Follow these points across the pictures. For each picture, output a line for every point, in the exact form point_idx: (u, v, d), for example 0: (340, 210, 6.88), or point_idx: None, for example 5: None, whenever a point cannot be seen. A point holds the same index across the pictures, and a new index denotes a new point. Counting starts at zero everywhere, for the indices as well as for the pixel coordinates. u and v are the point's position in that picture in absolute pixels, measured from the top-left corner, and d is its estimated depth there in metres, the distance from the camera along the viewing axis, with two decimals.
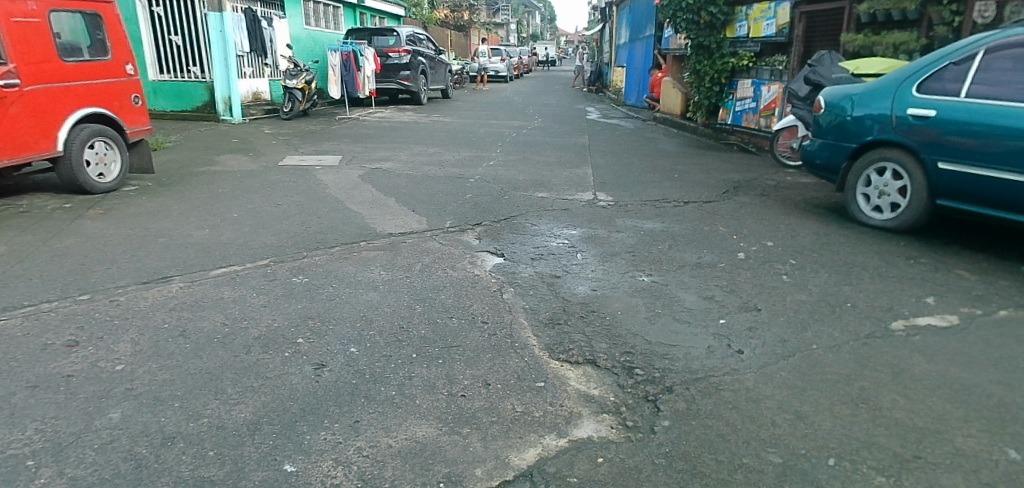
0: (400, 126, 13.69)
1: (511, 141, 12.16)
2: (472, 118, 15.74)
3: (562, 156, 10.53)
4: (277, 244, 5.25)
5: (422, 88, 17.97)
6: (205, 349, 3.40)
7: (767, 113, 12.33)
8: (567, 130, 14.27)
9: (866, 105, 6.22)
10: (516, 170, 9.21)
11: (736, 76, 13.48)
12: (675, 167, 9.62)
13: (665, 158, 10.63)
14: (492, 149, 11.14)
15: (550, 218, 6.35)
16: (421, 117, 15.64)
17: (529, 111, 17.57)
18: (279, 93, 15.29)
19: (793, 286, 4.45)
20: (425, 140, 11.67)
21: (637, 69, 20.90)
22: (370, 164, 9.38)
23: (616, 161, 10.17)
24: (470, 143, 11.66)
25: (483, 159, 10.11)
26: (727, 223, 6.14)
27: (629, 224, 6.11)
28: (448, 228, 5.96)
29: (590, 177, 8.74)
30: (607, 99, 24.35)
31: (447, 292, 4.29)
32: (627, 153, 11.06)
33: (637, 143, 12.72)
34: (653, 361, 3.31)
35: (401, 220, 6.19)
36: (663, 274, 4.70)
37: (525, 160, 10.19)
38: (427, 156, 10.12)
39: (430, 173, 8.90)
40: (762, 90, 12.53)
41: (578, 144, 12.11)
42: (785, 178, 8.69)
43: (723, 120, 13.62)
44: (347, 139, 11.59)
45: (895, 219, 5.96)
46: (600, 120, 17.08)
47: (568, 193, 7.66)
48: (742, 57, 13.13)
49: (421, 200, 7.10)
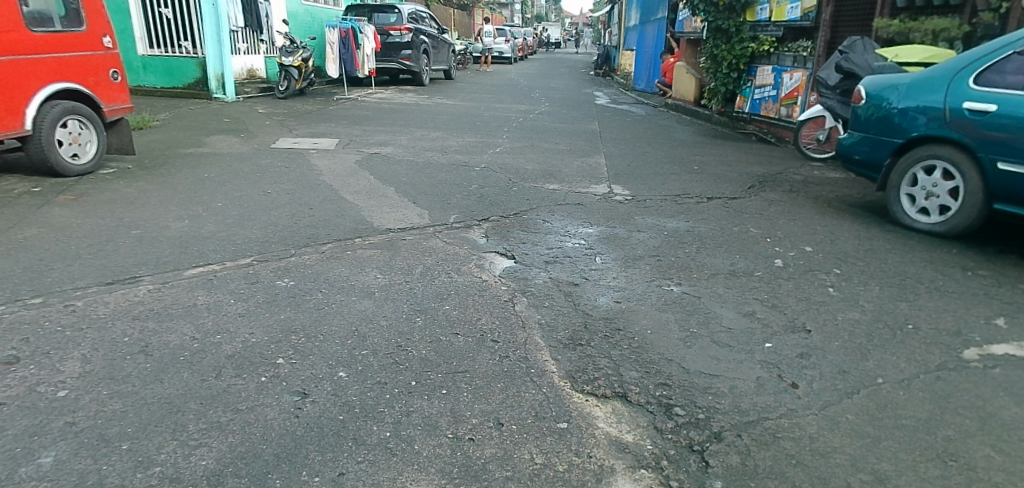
0: (401, 108, 13.13)
1: (518, 126, 11.59)
2: (476, 101, 15.15)
3: (573, 144, 10.00)
4: (263, 238, 4.74)
5: (425, 68, 17.35)
6: (168, 370, 2.86)
7: (789, 102, 11.81)
8: (576, 116, 13.68)
9: (914, 97, 5.68)
10: (524, 159, 8.69)
11: (756, 63, 12.89)
12: (692, 158, 9.09)
13: (681, 148, 10.09)
14: (498, 134, 10.60)
15: (563, 214, 5.83)
16: (423, 99, 15.07)
17: (536, 95, 16.96)
18: (275, 70, 14.72)
19: (843, 303, 3.96)
20: (427, 124, 11.13)
21: (648, 53, 20.26)
22: (368, 149, 8.86)
23: (630, 150, 9.64)
24: (475, 128, 11.11)
25: (489, 145, 9.58)
26: (758, 224, 5.63)
27: (651, 224, 5.60)
28: (452, 223, 5.46)
29: (604, 168, 8.21)
30: (614, 85, 23.70)
31: (453, 301, 3.79)
32: (641, 142, 10.51)
33: (649, 131, 12.16)
34: (694, 398, 2.81)
35: (400, 213, 5.69)
36: (694, 284, 4.20)
37: (534, 147, 9.65)
38: (429, 142, 9.60)
39: (433, 160, 8.38)
40: (784, 78, 11.98)
41: (588, 131, 11.55)
42: (812, 173, 8.17)
43: (740, 108, 13.14)
44: (345, 120, 11.04)
45: (944, 223, 5.47)
46: (609, 105, 16.50)
47: (581, 185, 7.14)
48: (763, 42, 12.54)
49: (423, 191, 6.59)
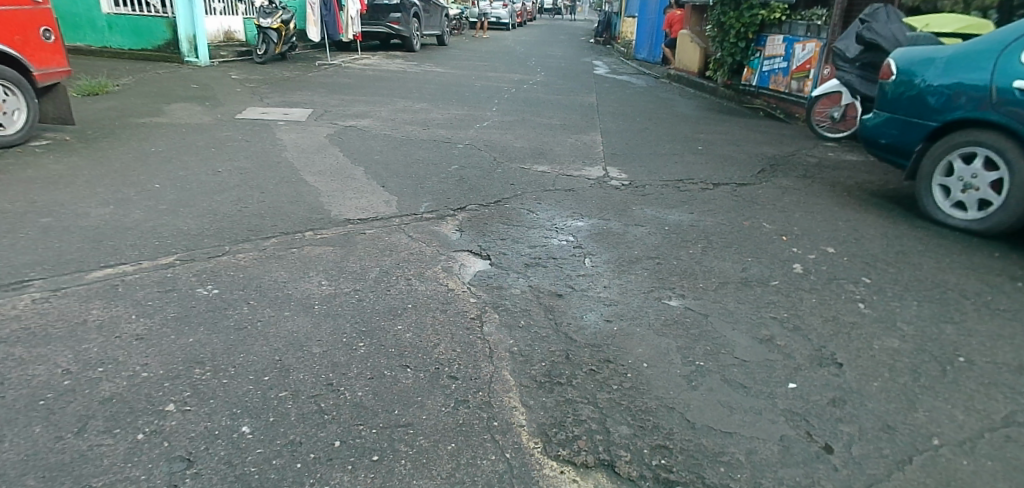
0: (385, 76, 12.29)
1: (509, 98, 10.80)
2: (468, 69, 14.28)
3: (567, 119, 9.25)
4: (196, 230, 4.05)
5: (416, 33, 16.42)
6: (16, 423, 2.21)
7: (802, 75, 10.99)
8: (573, 87, 12.86)
9: (954, 73, 4.93)
10: (513, 135, 7.95)
11: (766, 32, 12.02)
12: (696, 137, 8.35)
13: (684, 125, 9.33)
14: (487, 106, 9.81)
15: (551, 203, 5.14)
16: (411, 65, 14.19)
17: (531, 64, 16.07)
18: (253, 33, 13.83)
19: (878, 325, 3.30)
20: (411, 94, 10.34)
21: (651, 21, 19.26)
22: (342, 121, 8.10)
23: (629, 127, 8.89)
24: (463, 99, 10.32)
25: (476, 119, 8.82)
26: (771, 219, 4.95)
27: (650, 217, 4.91)
28: (422, 213, 4.77)
29: (600, 147, 7.47)
30: (615, 53, 22.71)
31: (406, 319, 3.12)
32: (641, 118, 9.75)
33: (650, 105, 11.39)
34: (700, 470, 2.17)
35: (364, 199, 4.99)
36: (699, 297, 3.53)
37: (525, 121, 8.89)
38: (411, 114, 8.83)
39: (412, 135, 7.65)
40: (795, 49, 11.14)
41: (585, 104, 10.77)
42: (828, 156, 7.46)
43: (748, 81, 12.40)
44: (323, 89, 10.24)
45: (984, 220, 4.75)
46: (609, 76, 15.65)
47: (574, 168, 6.42)
48: (775, 9, 11.58)
49: (394, 172, 5.88)
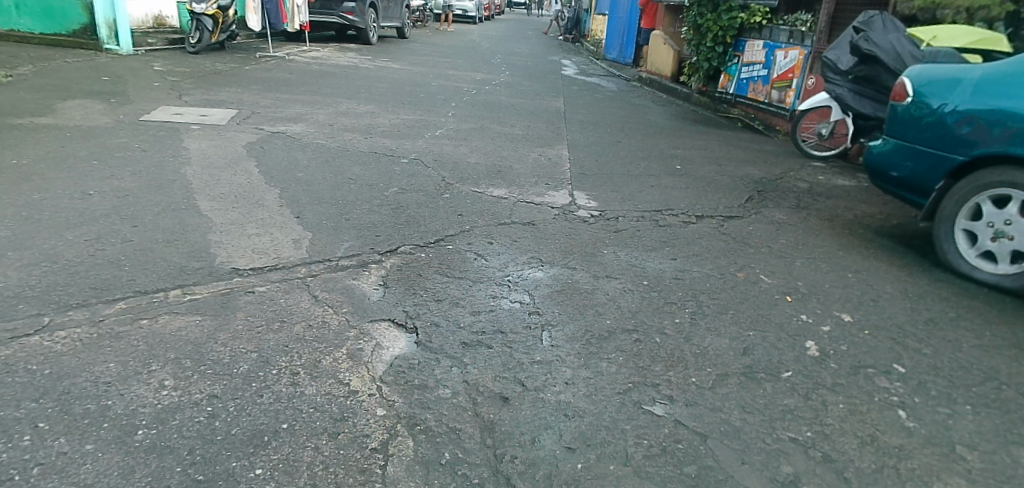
0: (333, 71, 11.19)
1: (468, 101, 9.84)
2: (426, 65, 13.24)
3: (531, 127, 8.34)
4: (15, 291, 2.99)
5: (372, 24, 15.32)
6: None
7: (782, 84, 10.20)
8: (539, 89, 11.94)
9: (985, 97, 4.14)
10: (468, 146, 7.01)
11: (744, 36, 11.26)
12: (673, 153, 7.50)
13: (659, 137, 8.49)
14: (442, 110, 8.82)
15: (504, 245, 4.21)
16: (364, 59, 13.09)
17: (496, 62, 15.10)
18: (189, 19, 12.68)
19: (933, 450, 2.44)
20: (357, 94, 9.28)
21: (622, 19, 18.45)
22: (270, 126, 7.04)
23: (599, 139, 8.01)
24: (417, 101, 9.31)
25: (427, 125, 7.83)
26: (769, 270, 4.10)
27: (624, 266, 4.01)
28: (340, 257, 3.77)
29: (566, 165, 6.57)
30: (585, 52, 21.90)
31: (274, 454, 2.13)
32: (612, 128, 8.89)
33: (622, 112, 10.54)
34: None
35: (268, 235, 3.97)
36: (692, 401, 2.63)
37: (483, 129, 7.95)
38: (353, 118, 7.79)
39: (349, 145, 6.63)
40: (775, 55, 10.38)
41: (551, 110, 9.87)
42: (819, 181, 6.69)
43: (725, 88, 11.71)
44: (258, 86, 9.11)
45: (1019, 276, 3.97)
46: (578, 77, 14.79)
47: (534, 194, 5.51)
48: (754, 12, 10.80)
49: (316, 195, 4.88)
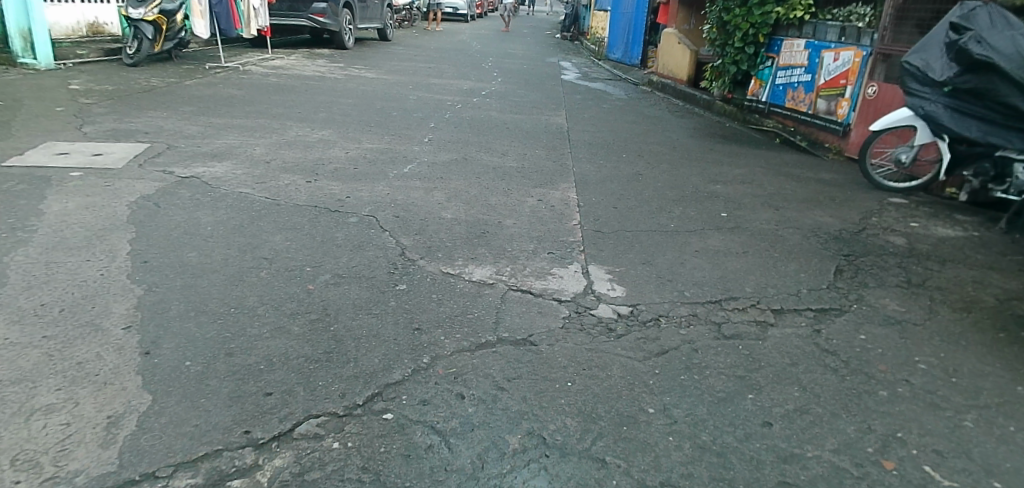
0: (292, 83, 9.59)
1: (450, 119, 8.20)
2: (405, 73, 11.62)
3: (526, 156, 6.71)
4: None
5: (346, 27, 13.96)
6: None
7: (832, 91, 8.50)
8: (537, 100, 10.28)
9: None
10: (446, 191, 5.39)
11: (780, 34, 9.59)
12: (712, 191, 5.85)
13: (688, 164, 6.82)
14: (416, 136, 7.21)
15: (482, 406, 2.53)
16: (334, 68, 11.51)
17: (486, 66, 13.43)
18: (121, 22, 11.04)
19: None
20: (315, 117, 7.69)
21: (626, 16, 16.78)
22: (184, 168, 5.40)
23: (614, 171, 6.37)
24: (387, 123, 7.72)
25: (395, 159, 6.22)
26: (932, 446, 2.42)
27: (688, 450, 2.33)
28: (177, 465, 2.08)
29: (574, 218, 4.91)
30: (584, 52, 20.27)
31: None
32: (627, 152, 7.24)
33: (636, 128, 8.88)
34: None
35: (66, 413, 2.29)
36: None
37: (465, 162, 6.32)
38: (300, 152, 6.18)
39: (285, 194, 5.01)
40: (821, 57, 8.70)
41: (551, 129, 8.23)
42: (915, 232, 5.01)
43: (756, 96, 10.03)
44: (191, 108, 7.48)
45: None
46: (581, 83, 13.13)
47: (530, 277, 3.85)
48: (794, 5, 9.18)
49: (199, 297, 3.22)
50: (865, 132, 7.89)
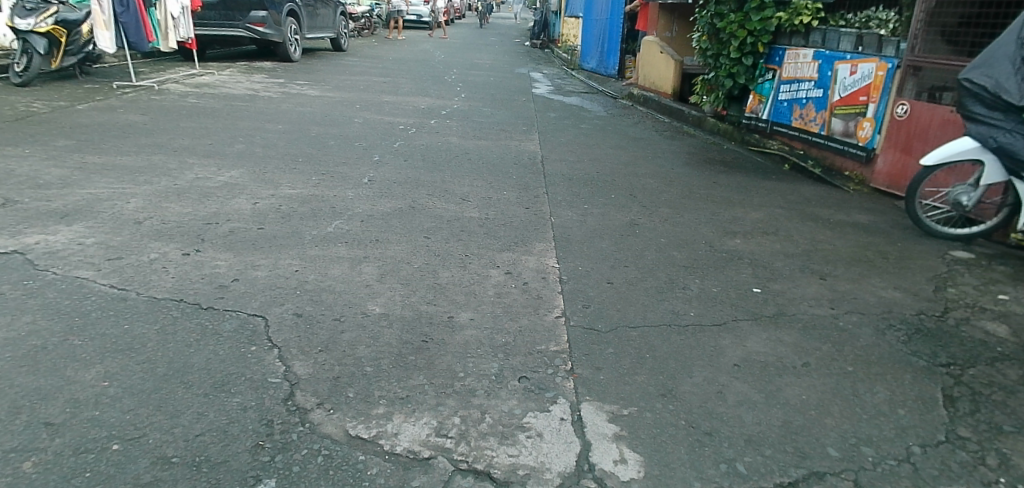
0: (214, 106, 8.11)
1: (398, 149, 6.80)
2: (355, 89, 10.20)
3: (489, 202, 5.31)
4: None
5: (291, 37, 12.48)
6: None
7: (848, 109, 7.18)
8: (505, 120, 8.91)
9: None
10: (378, 261, 3.96)
11: (782, 43, 8.31)
12: (731, 250, 4.49)
13: (693, 207, 5.47)
14: (353, 174, 5.79)
15: None
16: (271, 84, 10.05)
17: (449, 79, 12.04)
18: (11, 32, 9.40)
19: None
20: (229, 150, 6.23)
21: (600, 22, 15.51)
22: (9, 236, 3.90)
23: (602, 222, 5.00)
24: (318, 155, 6.29)
25: (318, 210, 4.79)
26: None
27: None
28: None
29: (554, 308, 3.51)
30: (557, 61, 19.04)
31: None
32: (616, 190, 5.87)
33: (622, 155, 7.54)
34: None
35: None
36: None
37: (410, 214, 4.89)
38: (191, 204, 4.71)
39: (143, 277, 3.53)
40: (832, 69, 7.40)
41: (522, 160, 6.86)
42: (1013, 311, 3.72)
43: (757, 113, 8.77)
44: (67, 142, 5.95)
45: None
46: (555, 97, 11.79)
47: (488, 437, 2.40)
48: (799, 9, 7.90)
49: None
50: (895, 160, 6.57)
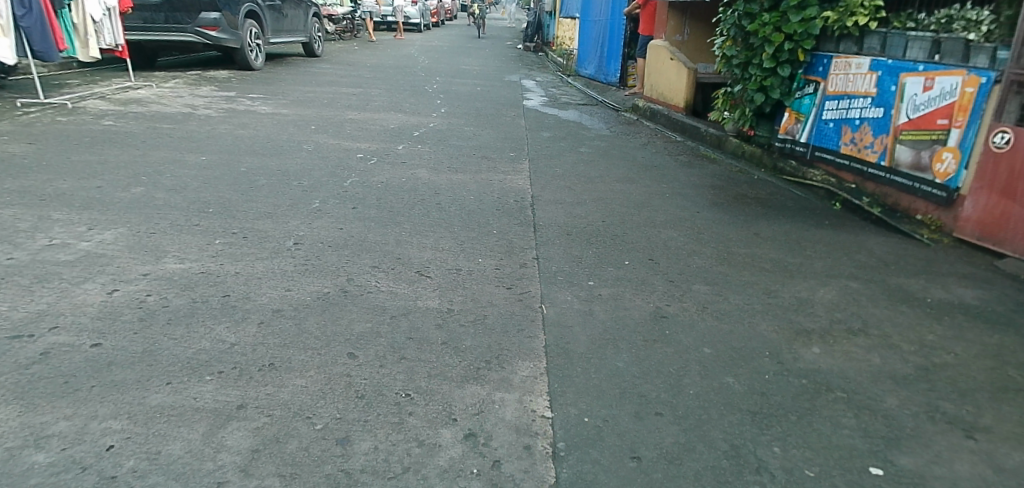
0: (132, 130, 6.62)
1: (346, 191, 5.31)
2: (315, 104, 8.72)
3: (455, 281, 3.82)
4: None
5: (251, 42, 10.98)
6: None
7: (920, 135, 5.63)
8: (489, 143, 7.42)
9: None
10: (258, 413, 2.47)
11: (829, 50, 6.77)
12: (810, 372, 2.98)
13: (737, 282, 3.98)
14: (275, 234, 4.30)
15: None
16: (216, 98, 8.55)
17: (429, 90, 10.54)
18: None
19: None
20: (118, 197, 4.73)
21: (598, 24, 13.99)
22: None
23: (614, 313, 3.51)
24: (238, 204, 4.80)
25: (201, 305, 3.29)
26: None
27: None
28: None
29: None
30: (551, 65, 17.57)
31: None
32: (630, 254, 4.38)
33: (633, 191, 6.04)
34: None
35: None
36: None
37: (336, 306, 3.40)
38: (12, 299, 3.21)
39: None
40: (898, 83, 5.87)
41: (506, 203, 5.37)
42: None
43: (794, 134, 7.25)
44: None
45: None
46: (550, 111, 10.29)
47: None
48: (853, 8, 6.36)
49: None
50: (991, 204, 5.07)
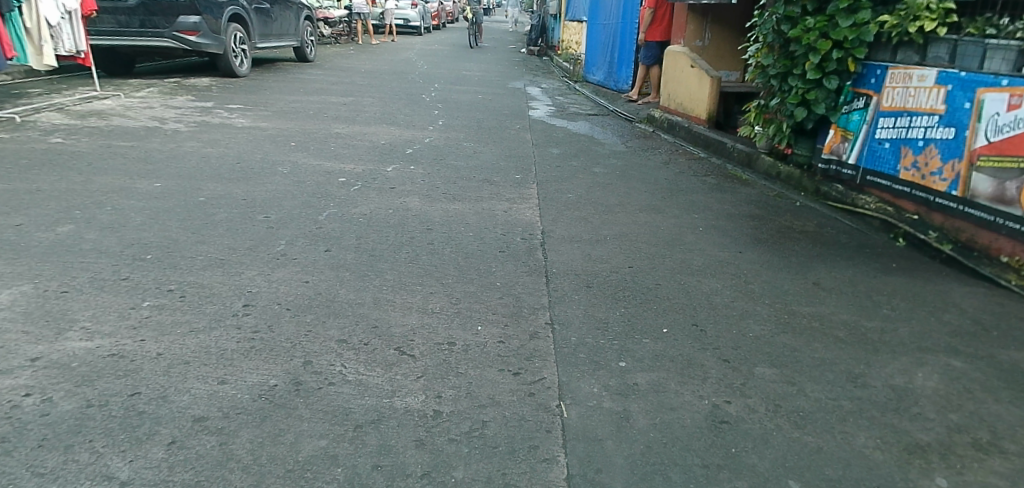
0: (82, 150, 5.74)
1: (318, 228, 4.42)
2: (299, 116, 7.86)
3: (446, 363, 2.93)
4: None
5: (235, 47, 10.12)
6: None
7: (1005, 163, 4.60)
8: (491, 163, 6.53)
9: None
10: None
11: (884, 59, 5.75)
12: None
13: (810, 362, 3.08)
14: (222, 292, 3.41)
15: None
16: (189, 110, 7.69)
17: (427, 99, 9.66)
18: None
19: None
20: (36, 240, 3.84)
21: (608, 27, 13.08)
22: None
23: (657, 417, 2.61)
24: (183, 248, 3.92)
25: (94, 414, 2.40)
26: None
27: None
28: None
29: None
30: (557, 71, 16.68)
31: None
32: (667, 317, 3.48)
33: (661, 224, 5.13)
34: None
35: None
36: None
37: (282, 410, 2.51)
38: None
39: None
40: (973, 99, 4.84)
41: (511, 242, 4.47)
42: None
43: (841, 154, 6.25)
44: None
45: None
46: (559, 123, 9.39)
47: None
48: (916, 10, 5.33)
49: None
50: None
